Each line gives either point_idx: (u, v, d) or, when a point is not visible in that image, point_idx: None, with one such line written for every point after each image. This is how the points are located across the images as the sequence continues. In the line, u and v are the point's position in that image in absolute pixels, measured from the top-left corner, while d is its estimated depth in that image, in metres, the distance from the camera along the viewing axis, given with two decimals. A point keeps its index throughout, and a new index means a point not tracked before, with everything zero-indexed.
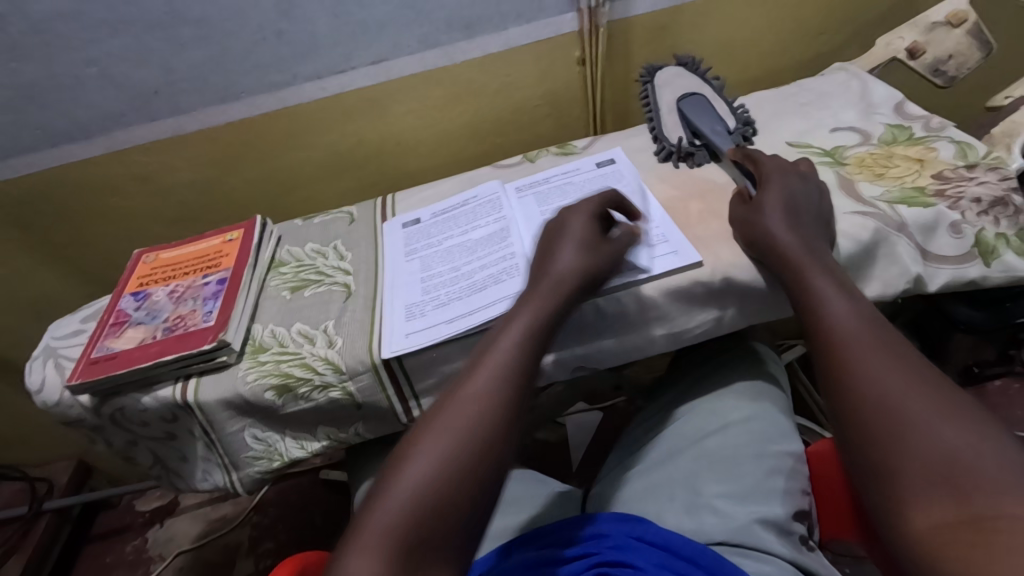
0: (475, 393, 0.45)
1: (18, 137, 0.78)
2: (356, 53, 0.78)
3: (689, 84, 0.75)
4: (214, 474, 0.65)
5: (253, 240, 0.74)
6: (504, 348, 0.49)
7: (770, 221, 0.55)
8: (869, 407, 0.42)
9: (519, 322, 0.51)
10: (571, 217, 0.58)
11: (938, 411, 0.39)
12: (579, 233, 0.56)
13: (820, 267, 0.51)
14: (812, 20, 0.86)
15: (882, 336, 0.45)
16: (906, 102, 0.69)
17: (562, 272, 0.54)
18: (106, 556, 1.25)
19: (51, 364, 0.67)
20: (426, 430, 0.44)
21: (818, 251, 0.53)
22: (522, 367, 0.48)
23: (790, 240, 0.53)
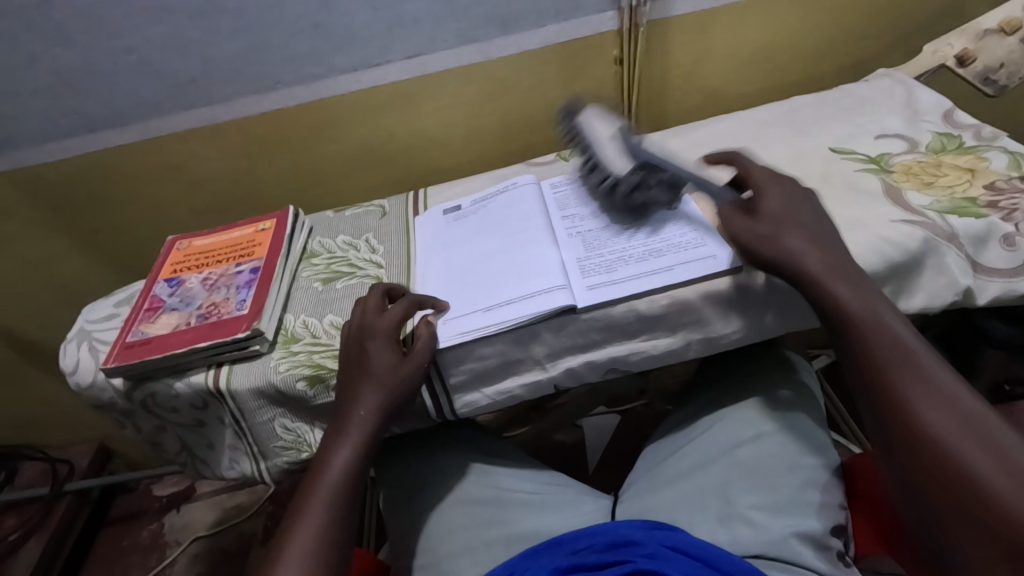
0: (305, 536, 0.48)
1: (57, 122, 0.79)
2: (392, 47, 0.78)
3: (599, 123, 0.68)
4: (241, 462, 0.65)
5: (286, 231, 0.74)
6: (330, 482, 0.52)
7: (789, 236, 0.52)
8: (924, 457, 0.41)
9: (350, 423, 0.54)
10: (369, 335, 0.56)
11: (993, 459, 0.38)
12: (377, 362, 0.55)
13: (846, 283, 0.49)
14: (855, 26, 0.85)
15: (922, 365, 0.44)
16: (955, 110, 0.67)
17: (380, 367, 0.55)
18: (123, 539, 1.26)
19: (84, 347, 0.67)
20: (289, 539, 0.48)
21: (841, 263, 0.50)
22: (348, 497, 0.52)
23: (814, 261, 0.50)
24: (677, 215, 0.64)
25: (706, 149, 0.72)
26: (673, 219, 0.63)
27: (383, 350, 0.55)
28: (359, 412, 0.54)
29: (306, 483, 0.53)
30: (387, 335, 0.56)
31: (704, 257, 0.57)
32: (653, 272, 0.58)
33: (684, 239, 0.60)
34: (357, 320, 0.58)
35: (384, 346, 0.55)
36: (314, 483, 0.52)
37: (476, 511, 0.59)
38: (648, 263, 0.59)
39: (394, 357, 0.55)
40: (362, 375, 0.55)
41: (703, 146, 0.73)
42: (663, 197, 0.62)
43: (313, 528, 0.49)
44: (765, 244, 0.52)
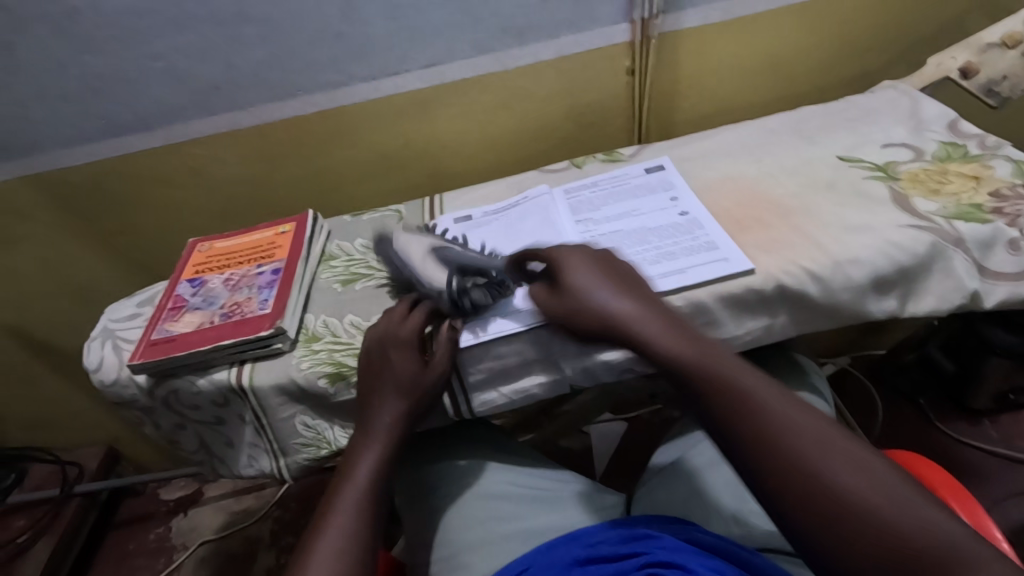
0: (339, 534, 0.49)
1: (83, 126, 0.81)
2: (411, 57, 0.80)
3: (420, 232, 0.67)
4: (260, 459, 0.66)
5: (305, 233, 0.76)
6: (358, 485, 0.54)
7: (601, 285, 0.53)
8: (772, 459, 0.40)
9: (377, 434, 0.57)
10: (394, 343, 0.57)
11: (832, 459, 0.39)
12: (400, 370, 0.56)
13: (655, 325, 0.50)
14: (860, 39, 0.87)
15: (755, 386, 0.43)
16: (960, 120, 0.69)
17: (406, 378, 0.56)
18: (130, 542, 1.26)
19: (108, 345, 0.69)
20: (319, 536, 0.49)
21: (654, 301, 0.53)
22: (375, 500, 0.54)
23: (627, 308, 0.52)
24: (690, 220, 0.65)
25: (716, 156, 0.74)
26: (686, 224, 0.64)
27: (408, 357, 0.57)
28: (384, 421, 0.56)
29: (332, 490, 0.54)
30: (411, 344, 0.57)
31: (718, 259, 0.59)
32: (669, 274, 0.59)
33: (698, 242, 0.61)
34: (377, 334, 0.58)
35: (406, 355, 0.57)
36: (342, 490, 0.53)
37: (494, 507, 0.60)
38: (663, 266, 0.60)
39: (416, 366, 0.57)
40: (386, 386, 0.56)
41: (713, 154, 0.75)
42: (487, 297, 0.59)
43: (345, 527, 0.50)
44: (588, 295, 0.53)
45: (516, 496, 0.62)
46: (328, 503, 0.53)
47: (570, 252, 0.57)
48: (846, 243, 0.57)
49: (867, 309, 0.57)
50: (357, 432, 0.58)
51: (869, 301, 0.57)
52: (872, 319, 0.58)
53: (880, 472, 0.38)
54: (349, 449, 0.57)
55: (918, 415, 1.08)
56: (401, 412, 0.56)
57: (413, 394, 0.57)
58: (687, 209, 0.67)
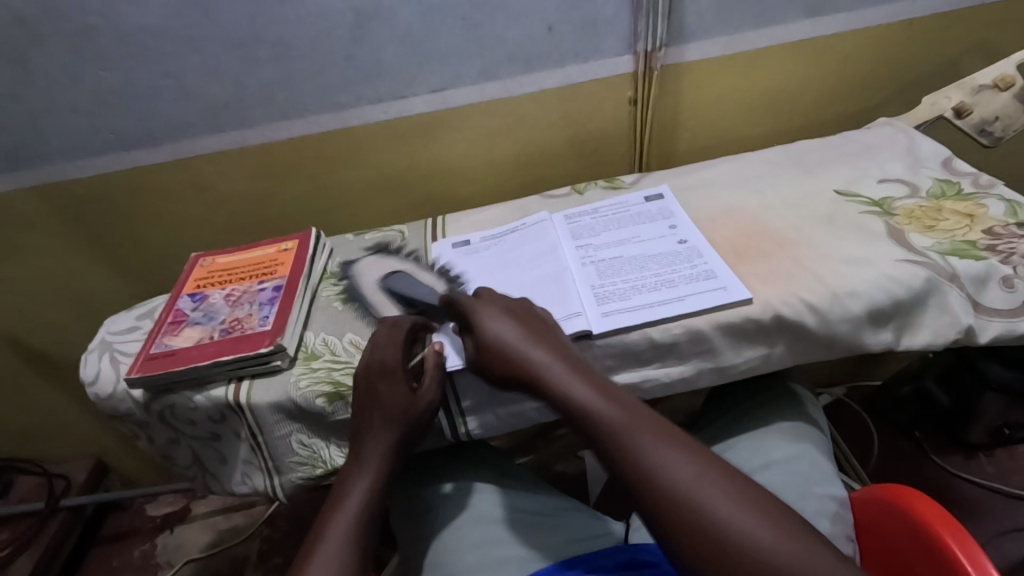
0: (327, 557, 0.50)
1: (92, 140, 0.82)
2: (420, 81, 0.82)
3: None
4: (254, 477, 0.66)
5: (308, 250, 0.76)
6: (349, 509, 0.54)
7: (503, 331, 0.54)
8: (673, 504, 0.41)
9: (371, 462, 0.56)
10: (383, 373, 0.57)
11: (723, 497, 0.41)
12: (388, 400, 0.56)
13: (562, 367, 0.51)
14: (858, 76, 0.89)
15: (652, 429, 0.45)
16: (954, 158, 0.71)
17: (397, 407, 0.56)
18: (113, 559, 1.24)
19: (105, 357, 0.69)
20: (307, 564, 0.49)
21: (551, 342, 0.54)
22: (369, 526, 0.54)
23: (536, 353, 0.52)
24: (689, 248, 0.66)
25: (716, 186, 0.76)
26: (683, 252, 0.65)
27: (397, 386, 0.57)
28: (376, 447, 0.56)
29: (324, 518, 0.54)
30: (399, 372, 0.57)
31: (715, 286, 0.60)
32: (665, 301, 0.59)
33: (696, 271, 0.62)
34: (366, 362, 0.58)
35: (396, 383, 0.57)
36: (333, 517, 0.53)
37: (491, 531, 0.60)
38: (661, 293, 0.60)
39: (407, 394, 0.57)
40: (377, 415, 0.56)
41: (714, 184, 0.76)
42: None
43: (334, 551, 0.50)
44: (494, 347, 0.54)
45: (514, 521, 0.62)
46: (319, 527, 0.53)
47: (475, 306, 0.57)
48: (841, 275, 0.58)
49: (863, 341, 0.58)
50: (349, 460, 0.58)
51: (866, 334, 0.58)
52: (868, 352, 0.59)
53: (765, 504, 0.41)
54: (341, 474, 0.57)
55: (913, 445, 1.09)
56: (391, 440, 0.57)
57: (402, 422, 0.56)
58: (686, 238, 0.68)
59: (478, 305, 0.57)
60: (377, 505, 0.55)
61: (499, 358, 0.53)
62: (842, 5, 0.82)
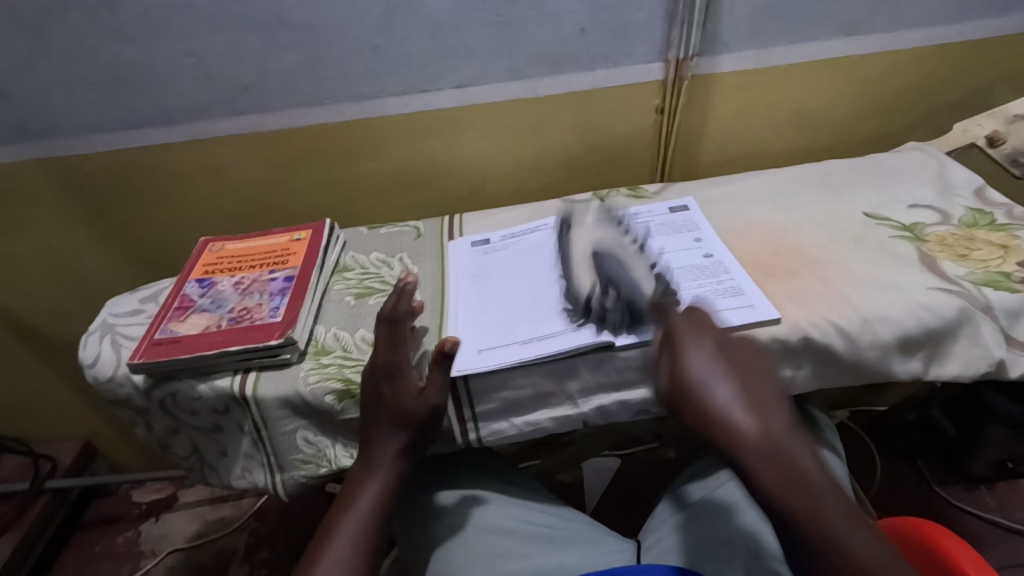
0: (336, 558, 0.49)
1: (104, 115, 0.80)
2: (444, 76, 0.80)
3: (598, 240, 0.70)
4: (254, 473, 0.64)
5: (322, 242, 0.74)
6: (360, 508, 0.53)
7: (723, 396, 0.46)
8: None
9: (381, 466, 0.55)
10: (390, 373, 0.56)
11: None
12: (398, 399, 0.55)
13: (789, 448, 0.44)
14: (887, 99, 0.89)
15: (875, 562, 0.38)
16: (986, 188, 0.70)
17: (408, 408, 0.55)
18: (96, 545, 1.21)
19: (106, 340, 0.66)
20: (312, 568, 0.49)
21: (769, 409, 0.46)
22: (380, 526, 0.53)
23: (751, 427, 0.44)
24: (715, 262, 0.64)
25: (742, 201, 0.74)
26: (708, 267, 0.64)
27: (406, 386, 0.55)
28: (386, 448, 0.55)
29: (331, 521, 0.53)
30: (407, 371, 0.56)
31: (741, 303, 0.58)
32: (690, 316, 0.58)
33: (720, 287, 0.60)
34: (374, 358, 0.57)
35: (402, 383, 0.55)
36: (341, 520, 0.52)
37: (496, 542, 0.58)
38: (686, 308, 0.59)
39: (416, 394, 0.56)
40: (385, 416, 0.55)
41: (740, 200, 0.75)
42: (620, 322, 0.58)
43: (343, 550, 0.50)
44: (701, 406, 0.47)
45: (521, 532, 0.60)
46: (330, 526, 0.52)
47: (694, 356, 0.49)
48: (872, 298, 0.57)
49: (891, 368, 0.57)
50: (358, 461, 0.57)
51: (894, 361, 0.56)
52: (895, 380, 0.57)
53: None
54: (350, 475, 0.56)
55: (915, 474, 1.08)
56: (401, 441, 0.55)
57: (409, 425, 0.55)
58: (712, 253, 0.66)
59: (692, 350, 0.49)
60: (389, 504, 0.54)
61: (703, 421, 0.46)
62: (879, 25, 0.81)
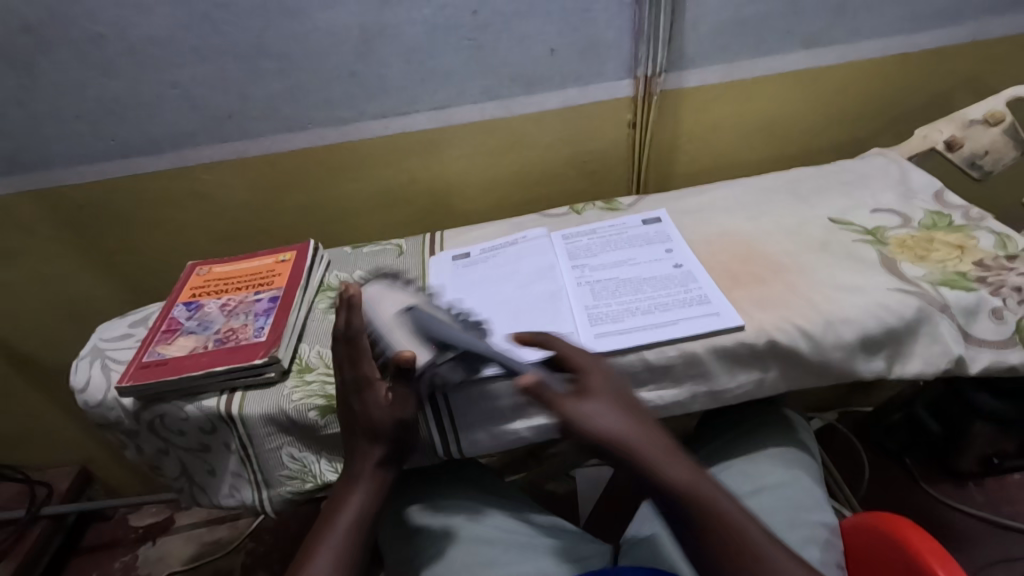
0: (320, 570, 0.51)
1: (93, 146, 0.83)
2: (422, 98, 0.83)
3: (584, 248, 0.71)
4: (242, 490, 0.65)
5: (306, 262, 0.76)
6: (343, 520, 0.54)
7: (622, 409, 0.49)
8: None
9: (361, 481, 0.56)
10: (359, 387, 0.56)
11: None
12: (369, 412, 0.56)
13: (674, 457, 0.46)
14: (852, 107, 0.91)
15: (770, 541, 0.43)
16: (945, 191, 0.72)
17: (378, 420, 0.56)
18: (93, 571, 1.21)
19: (97, 364, 0.68)
20: None
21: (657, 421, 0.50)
22: (364, 535, 0.54)
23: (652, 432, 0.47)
24: (684, 272, 0.66)
25: (713, 211, 0.77)
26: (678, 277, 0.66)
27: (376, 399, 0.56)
28: (365, 461, 0.57)
29: (316, 536, 0.54)
30: (377, 384, 0.57)
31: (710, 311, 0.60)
32: (659, 323, 0.60)
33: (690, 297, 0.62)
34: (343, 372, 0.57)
35: (372, 394, 0.56)
36: (323, 535, 0.54)
37: (480, 551, 0.60)
38: (655, 316, 0.61)
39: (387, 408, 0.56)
40: (359, 432, 0.56)
41: (710, 209, 0.77)
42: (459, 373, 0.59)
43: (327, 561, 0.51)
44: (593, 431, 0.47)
45: (504, 541, 0.61)
46: (316, 538, 0.54)
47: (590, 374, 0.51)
48: (834, 301, 0.59)
49: (856, 368, 0.59)
50: (342, 475, 0.58)
51: (858, 361, 0.58)
52: (860, 379, 0.59)
53: None
54: (335, 489, 0.58)
55: (903, 473, 1.08)
56: (378, 456, 0.57)
57: (383, 442, 0.57)
58: (682, 263, 0.68)
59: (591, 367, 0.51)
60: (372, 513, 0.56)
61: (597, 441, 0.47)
62: (838, 37, 0.84)
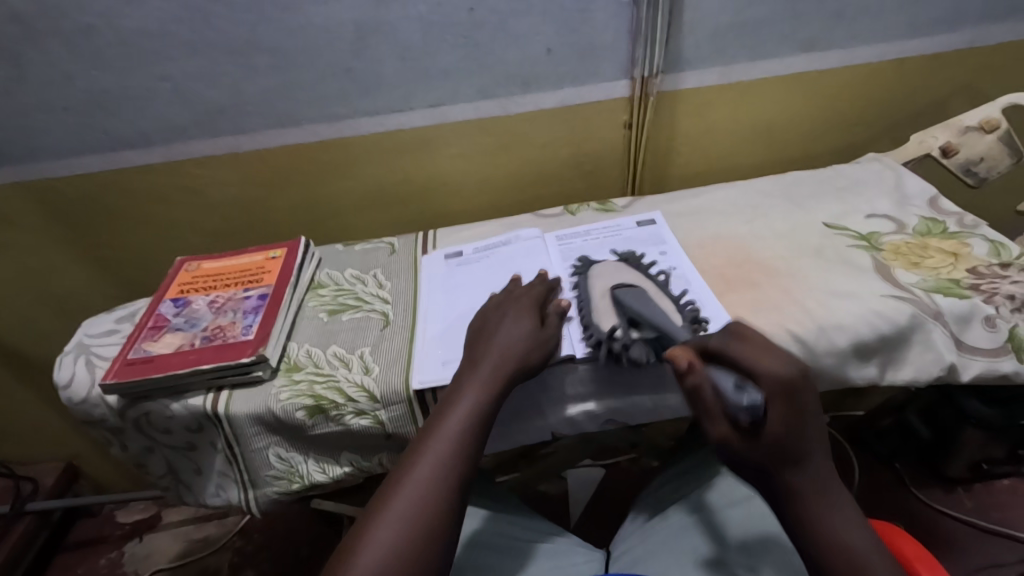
0: (416, 489, 0.48)
1: (82, 138, 0.81)
2: (417, 96, 0.82)
3: (629, 277, 0.64)
4: (228, 490, 0.64)
5: (297, 259, 0.75)
6: (446, 434, 0.51)
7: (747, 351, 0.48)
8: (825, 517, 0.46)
9: (484, 375, 0.54)
10: (521, 300, 0.61)
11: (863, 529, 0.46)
12: (523, 318, 0.59)
13: (822, 456, 0.47)
14: (849, 112, 0.91)
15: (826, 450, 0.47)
16: (939, 198, 0.72)
17: (524, 326, 0.58)
18: (78, 568, 1.20)
19: (82, 361, 0.67)
20: (414, 463, 0.49)
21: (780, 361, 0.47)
22: (474, 444, 0.51)
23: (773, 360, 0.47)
24: (677, 275, 0.66)
25: (708, 213, 0.76)
26: (665, 283, 0.64)
27: (517, 331, 0.57)
28: (499, 354, 0.55)
29: (434, 422, 0.52)
30: (535, 302, 0.61)
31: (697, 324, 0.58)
32: None
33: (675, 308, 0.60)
34: (486, 318, 0.61)
35: (525, 308, 0.60)
36: (447, 418, 0.52)
37: (467, 555, 0.59)
38: None
39: (535, 322, 0.59)
40: (508, 329, 0.58)
41: (705, 212, 0.77)
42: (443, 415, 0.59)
43: (423, 479, 0.48)
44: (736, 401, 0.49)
45: (491, 544, 0.61)
46: (441, 412, 0.53)
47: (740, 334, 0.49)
48: (828, 308, 0.59)
49: (848, 375, 0.58)
50: (468, 364, 0.56)
51: (851, 368, 0.58)
52: (853, 385, 0.59)
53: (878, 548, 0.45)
54: (457, 378, 0.56)
55: (894, 478, 1.08)
56: (518, 350, 0.56)
57: (512, 366, 0.55)
58: (669, 272, 0.66)
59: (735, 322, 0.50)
60: (481, 430, 0.52)
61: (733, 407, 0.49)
62: (836, 41, 0.84)
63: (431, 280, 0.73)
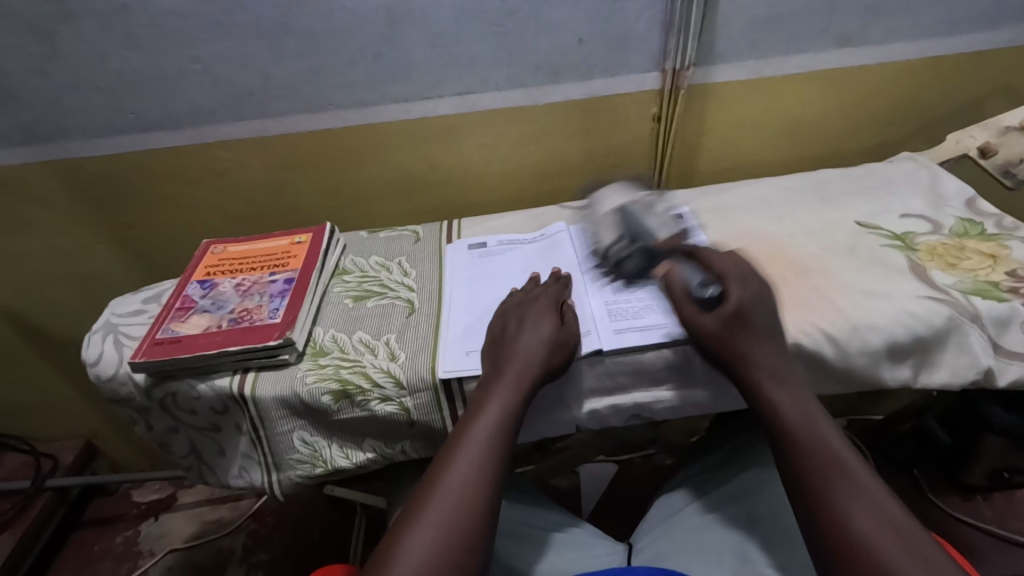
0: (450, 497, 0.47)
1: (112, 119, 0.82)
2: (445, 83, 0.81)
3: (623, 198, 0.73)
4: (251, 472, 0.65)
5: (322, 245, 0.75)
6: (477, 441, 0.51)
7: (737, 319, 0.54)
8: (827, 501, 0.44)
9: (504, 382, 0.54)
10: (536, 303, 0.61)
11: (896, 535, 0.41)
12: (542, 322, 0.58)
13: (835, 460, 0.46)
14: (882, 110, 0.90)
15: (827, 449, 0.47)
16: (977, 199, 0.70)
17: (545, 332, 0.57)
18: (95, 545, 1.21)
19: (110, 339, 0.67)
20: (445, 468, 0.49)
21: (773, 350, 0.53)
22: (503, 449, 0.51)
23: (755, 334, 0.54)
24: None
25: (738, 209, 0.75)
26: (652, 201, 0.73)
27: (539, 333, 0.57)
28: (522, 356, 0.55)
29: (461, 429, 0.52)
30: (553, 306, 0.60)
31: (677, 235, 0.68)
32: (679, 324, 0.59)
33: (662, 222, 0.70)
34: (506, 321, 0.60)
35: (542, 311, 0.60)
36: (472, 426, 0.52)
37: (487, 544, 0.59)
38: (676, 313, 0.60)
39: (555, 325, 0.58)
40: (524, 332, 0.57)
41: (734, 207, 0.76)
42: None
43: (455, 482, 0.48)
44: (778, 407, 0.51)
45: (511, 533, 0.61)
46: (468, 418, 0.53)
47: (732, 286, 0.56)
48: (863, 307, 0.58)
49: (880, 375, 0.58)
50: (488, 370, 0.56)
51: (883, 368, 0.57)
52: (884, 386, 0.58)
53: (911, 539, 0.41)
54: (477, 388, 0.56)
55: (911, 483, 1.07)
56: (541, 348, 0.56)
57: (538, 372, 0.54)
58: None
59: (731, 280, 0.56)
60: (508, 438, 0.52)
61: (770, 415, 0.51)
62: (872, 37, 0.82)
63: (453, 270, 0.73)
